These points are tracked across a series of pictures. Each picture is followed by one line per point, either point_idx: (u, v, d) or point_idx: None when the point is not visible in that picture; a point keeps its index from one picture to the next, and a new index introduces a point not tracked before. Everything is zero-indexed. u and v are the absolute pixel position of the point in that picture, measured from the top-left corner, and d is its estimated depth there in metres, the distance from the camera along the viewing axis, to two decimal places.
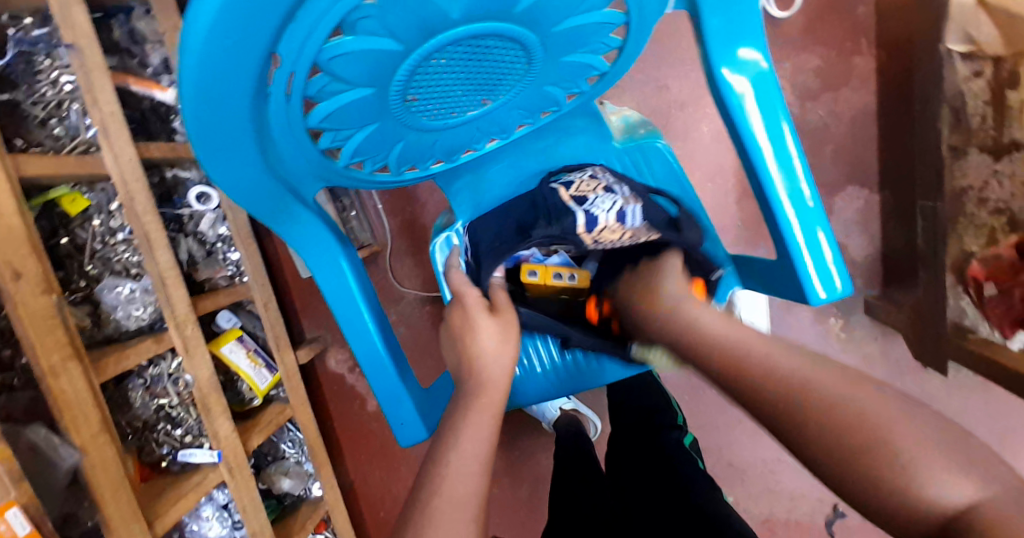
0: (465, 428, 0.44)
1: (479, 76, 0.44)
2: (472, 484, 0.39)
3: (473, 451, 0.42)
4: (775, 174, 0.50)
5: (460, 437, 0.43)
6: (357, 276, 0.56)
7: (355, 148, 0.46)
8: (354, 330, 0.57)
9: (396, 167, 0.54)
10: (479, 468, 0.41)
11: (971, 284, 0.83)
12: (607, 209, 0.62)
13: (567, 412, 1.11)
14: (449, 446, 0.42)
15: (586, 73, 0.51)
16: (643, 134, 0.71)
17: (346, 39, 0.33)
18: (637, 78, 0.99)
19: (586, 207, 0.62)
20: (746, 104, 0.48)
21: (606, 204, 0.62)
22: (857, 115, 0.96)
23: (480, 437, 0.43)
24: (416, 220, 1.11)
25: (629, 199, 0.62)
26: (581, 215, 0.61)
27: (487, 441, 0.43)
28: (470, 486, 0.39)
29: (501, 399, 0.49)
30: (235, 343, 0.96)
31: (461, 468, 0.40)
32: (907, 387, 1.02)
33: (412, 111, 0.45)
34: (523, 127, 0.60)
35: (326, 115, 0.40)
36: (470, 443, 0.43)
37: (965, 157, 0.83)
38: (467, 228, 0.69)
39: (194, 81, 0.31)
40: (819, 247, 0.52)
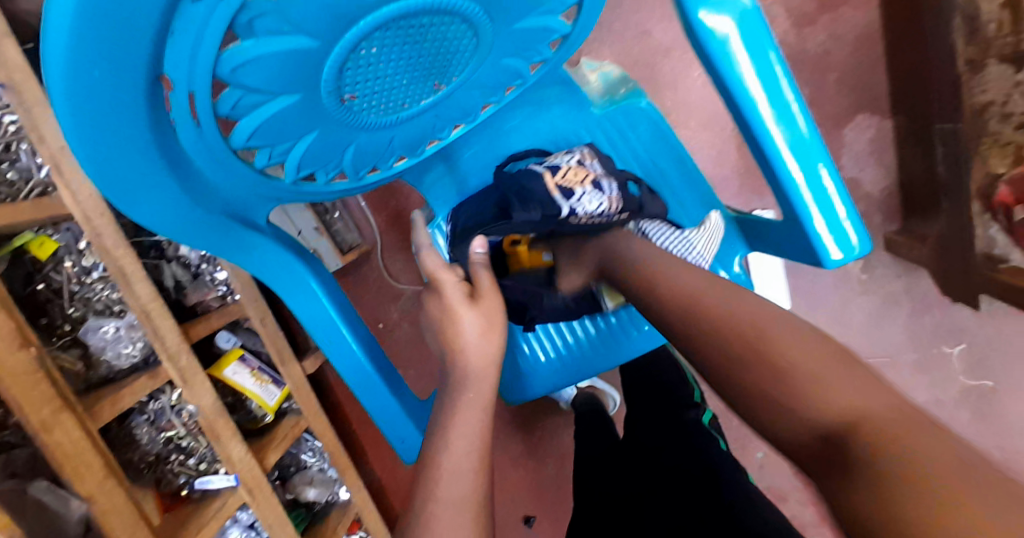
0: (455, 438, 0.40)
1: (422, 61, 0.38)
2: (470, 485, 0.37)
3: (463, 449, 0.39)
4: (774, 127, 0.45)
5: (449, 435, 0.40)
6: (332, 295, 0.53)
7: (299, 162, 0.41)
8: (337, 349, 0.54)
9: (354, 173, 0.49)
10: (472, 464, 0.38)
11: (1000, 209, 0.74)
12: (589, 210, 0.56)
13: (583, 390, 1.09)
14: (439, 446, 0.40)
15: (546, 38, 0.45)
16: (624, 95, 0.65)
17: (248, 43, 0.29)
18: (616, 27, 0.91)
19: (571, 202, 0.55)
20: (733, 49, 0.42)
21: (592, 203, 0.56)
22: (860, 35, 0.88)
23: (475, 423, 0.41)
24: (402, 212, 1.06)
25: (615, 201, 0.57)
26: (565, 210, 0.55)
27: (481, 434, 0.40)
28: (467, 489, 0.37)
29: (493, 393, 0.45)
30: (238, 363, 0.92)
31: (454, 468, 0.38)
32: (935, 321, 0.97)
33: (354, 110, 0.40)
34: (488, 107, 0.54)
35: (250, 133, 0.35)
36: (455, 434, 0.40)
37: (984, 70, 0.73)
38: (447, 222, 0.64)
39: (72, 114, 0.27)
40: (830, 204, 0.47)
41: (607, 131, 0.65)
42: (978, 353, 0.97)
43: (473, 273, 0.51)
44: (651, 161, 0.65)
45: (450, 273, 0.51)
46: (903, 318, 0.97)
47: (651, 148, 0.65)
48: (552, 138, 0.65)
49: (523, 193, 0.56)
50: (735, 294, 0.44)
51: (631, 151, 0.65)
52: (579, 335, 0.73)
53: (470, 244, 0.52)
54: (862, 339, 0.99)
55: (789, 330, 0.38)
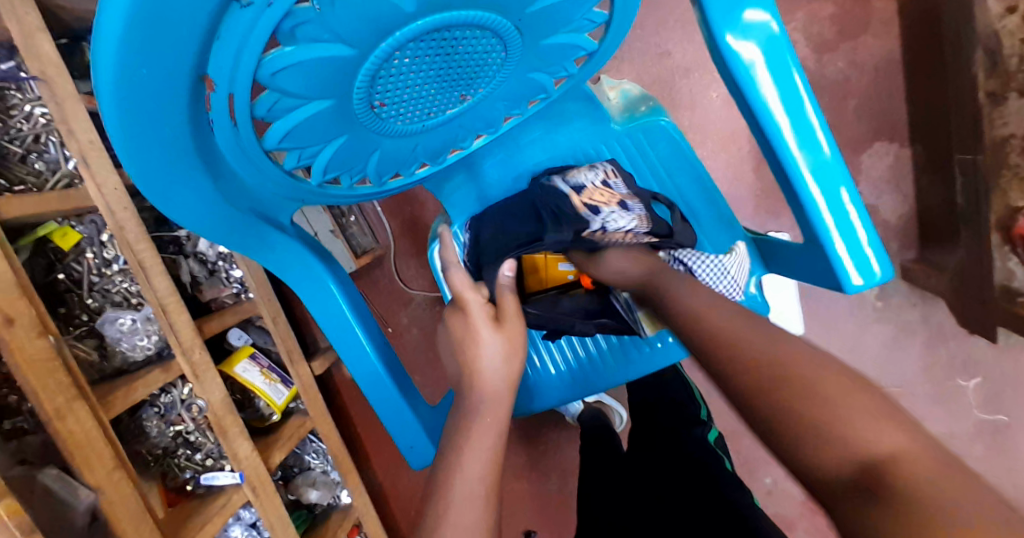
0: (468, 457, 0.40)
1: (451, 72, 0.40)
2: (479, 511, 0.38)
3: (477, 472, 0.39)
4: (796, 150, 0.45)
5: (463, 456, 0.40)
6: (349, 297, 0.53)
7: (326, 165, 0.42)
8: (350, 350, 0.54)
9: (377, 178, 0.50)
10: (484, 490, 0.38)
11: (1019, 243, 0.74)
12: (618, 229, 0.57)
13: (590, 404, 1.08)
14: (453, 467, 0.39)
15: (572, 55, 0.46)
16: (644, 112, 0.65)
17: (290, 50, 0.30)
18: (637, 46, 0.92)
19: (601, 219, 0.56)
20: (757, 72, 0.42)
21: (621, 221, 0.57)
22: (880, 63, 0.88)
23: (484, 448, 0.41)
24: (418, 219, 1.07)
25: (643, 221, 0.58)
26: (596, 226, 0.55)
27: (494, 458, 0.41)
28: (477, 515, 0.37)
29: (507, 410, 0.45)
30: (248, 361, 0.93)
31: (466, 493, 0.38)
32: (951, 352, 0.96)
33: (382, 117, 0.41)
34: (510, 119, 0.55)
35: (283, 135, 0.36)
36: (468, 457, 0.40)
37: (1005, 104, 0.73)
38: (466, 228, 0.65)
39: (119, 109, 0.29)
40: (851, 228, 0.47)
41: (626, 148, 0.65)
42: (993, 387, 0.95)
43: (499, 296, 0.50)
44: (669, 180, 0.65)
45: (476, 294, 0.49)
46: (917, 348, 0.96)
47: (669, 165, 0.65)
48: (572, 152, 0.65)
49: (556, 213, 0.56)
50: (752, 323, 0.44)
51: (650, 168, 0.65)
52: (589, 348, 0.73)
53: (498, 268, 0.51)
54: (875, 367, 0.97)
55: (807, 359, 0.37)
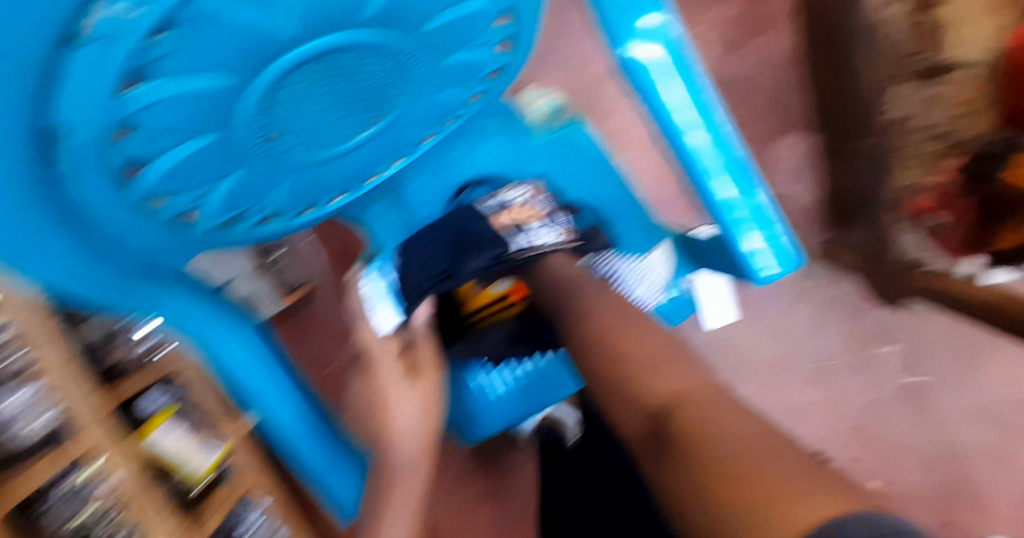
0: None
1: (353, 97, 0.37)
2: None
3: None
4: (702, 150, 0.47)
5: None
6: (256, 346, 0.53)
7: (221, 204, 0.38)
8: (264, 399, 0.54)
9: (286, 212, 0.46)
10: None
11: (920, 216, 0.81)
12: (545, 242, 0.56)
13: (545, 417, 1.07)
14: None
15: (482, 71, 0.44)
16: (564, 123, 0.65)
17: (154, 84, 0.26)
18: (557, 56, 0.93)
19: (526, 236, 0.56)
20: (659, 76, 0.45)
21: (546, 235, 0.57)
22: (782, 60, 0.93)
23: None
24: (350, 248, 1.02)
25: (568, 234, 0.58)
26: (516, 247, 0.55)
27: None
28: None
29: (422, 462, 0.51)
30: (168, 425, 0.83)
31: None
32: (870, 325, 1.01)
33: (280, 150, 0.37)
34: (430, 139, 0.53)
35: (160, 178, 0.32)
36: None
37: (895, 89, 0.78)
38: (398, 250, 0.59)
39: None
40: (767, 220, 0.49)
41: (551, 159, 0.65)
42: (913, 351, 1.01)
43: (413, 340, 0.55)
44: (596, 186, 0.66)
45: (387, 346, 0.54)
46: (840, 324, 1.02)
47: (589, 176, 0.66)
48: (491, 169, 0.64)
49: (467, 238, 0.55)
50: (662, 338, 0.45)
51: (569, 180, 0.65)
52: (534, 364, 0.72)
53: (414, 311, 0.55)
54: (803, 345, 1.03)
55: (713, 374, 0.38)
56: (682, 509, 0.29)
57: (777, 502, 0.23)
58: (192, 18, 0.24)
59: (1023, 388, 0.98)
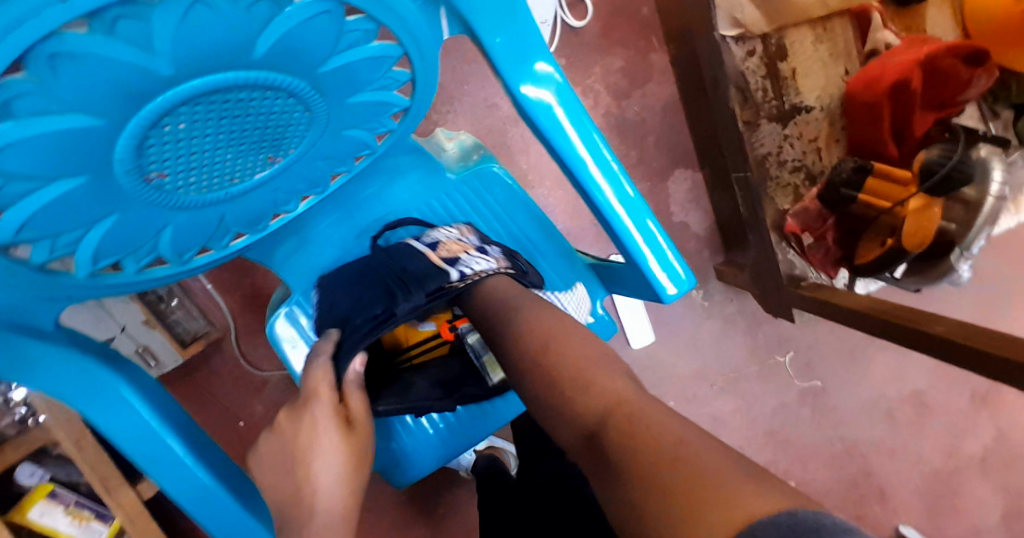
0: None
1: (244, 135, 0.37)
2: None
3: None
4: (602, 183, 0.50)
5: None
6: (151, 401, 0.45)
7: (96, 250, 0.36)
8: (164, 467, 0.46)
9: (177, 256, 0.44)
10: None
11: (792, 237, 0.88)
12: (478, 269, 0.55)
13: (483, 452, 1.06)
14: None
15: (385, 111, 0.45)
16: (477, 160, 0.66)
17: (10, 126, 0.24)
18: (465, 99, 0.97)
19: (459, 266, 0.54)
20: (558, 116, 0.47)
21: (479, 263, 0.56)
22: (667, 104, 1.04)
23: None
24: (261, 292, 0.97)
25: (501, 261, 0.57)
26: (455, 274, 0.54)
27: None
28: None
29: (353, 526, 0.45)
30: (48, 501, 0.74)
31: None
32: (768, 337, 1.12)
33: (165, 191, 0.36)
34: (337, 177, 0.53)
35: (19, 225, 0.29)
36: None
37: (758, 129, 0.88)
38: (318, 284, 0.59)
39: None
40: (659, 246, 0.53)
41: (466, 197, 0.65)
42: (805, 358, 1.12)
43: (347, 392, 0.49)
44: (512, 224, 0.66)
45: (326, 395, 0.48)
46: (743, 337, 1.11)
47: (508, 210, 0.66)
48: (410, 205, 0.63)
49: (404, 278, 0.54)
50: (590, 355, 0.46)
51: (490, 214, 0.65)
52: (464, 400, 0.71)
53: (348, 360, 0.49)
54: (713, 360, 1.11)
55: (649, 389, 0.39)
56: (643, 530, 0.29)
57: (736, 505, 0.25)
58: (52, 57, 0.23)
59: (901, 384, 1.11)
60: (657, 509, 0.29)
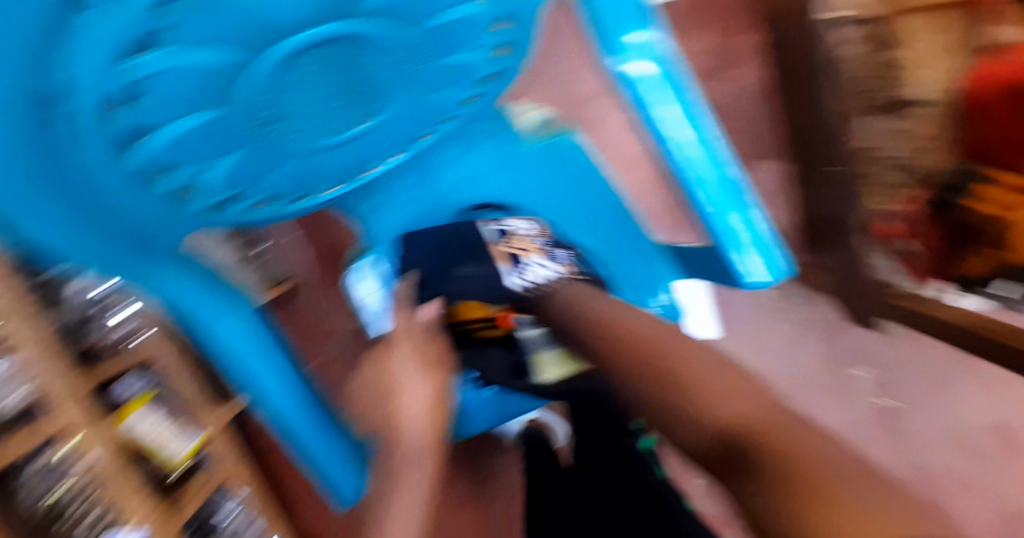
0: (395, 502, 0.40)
1: (351, 89, 0.39)
2: None
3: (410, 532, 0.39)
4: (689, 158, 0.57)
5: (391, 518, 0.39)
6: (253, 332, 0.55)
7: (221, 186, 0.40)
8: (265, 388, 0.56)
9: (282, 199, 0.48)
10: None
11: (880, 237, 0.86)
12: (536, 274, 0.60)
13: (528, 423, 1.09)
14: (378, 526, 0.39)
15: (476, 71, 0.47)
16: (553, 132, 0.64)
17: (164, 52, 0.28)
18: (543, 76, 0.98)
19: (517, 269, 0.61)
20: (648, 89, 0.56)
21: (537, 268, 0.61)
22: (754, 92, 0.99)
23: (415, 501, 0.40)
24: (336, 246, 1.04)
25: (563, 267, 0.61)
26: (513, 278, 0.61)
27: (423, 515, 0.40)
28: None
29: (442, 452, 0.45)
30: (143, 411, 0.82)
31: None
32: (841, 346, 1.05)
33: (279, 134, 0.39)
34: (425, 138, 0.55)
35: (162, 147, 0.34)
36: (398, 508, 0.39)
37: (865, 123, 0.81)
38: (399, 238, 0.66)
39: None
40: (739, 232, 0.58)
41: (541, 168, 0.64)
42: (887, 374, 1.02)
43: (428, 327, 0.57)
44: (585, 199, 0.65)
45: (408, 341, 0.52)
46: (812, 344, 1.06)
47: (586, 186, 0.65)
48: (487, 174, 0.64)
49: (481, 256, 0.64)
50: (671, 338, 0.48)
51: (563, 188, 0.65)
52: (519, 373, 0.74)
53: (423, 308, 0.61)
54: (776, 364, 1.06)
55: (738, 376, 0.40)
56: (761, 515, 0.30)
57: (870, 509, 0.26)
58: None
59: (996, 415, 0.95)
60: (774, 498, 0.30)
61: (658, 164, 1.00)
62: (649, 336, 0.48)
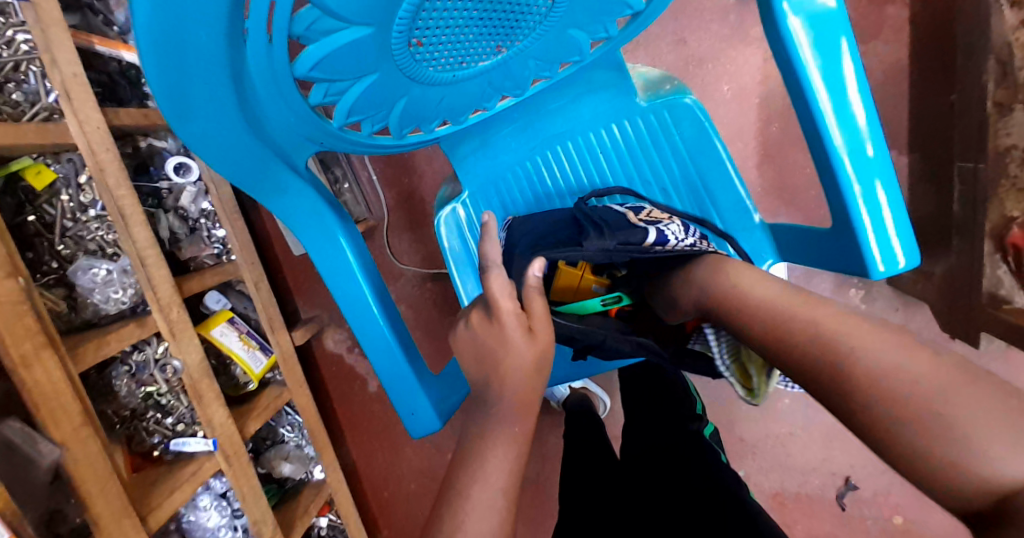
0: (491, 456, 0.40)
1: (494, 17, 0.38)
2: (493, 524, 0.38)
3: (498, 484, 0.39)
4: (837, 135, 0.41)
5: None
6: (358, 253, 0.51)
7: (352, 104, 0.40)
8: (356, 310, 0.51)
9: (398, 129, 0.48)
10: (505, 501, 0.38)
11: (1011, 251, 0.77)
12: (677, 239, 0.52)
13: (577, 390, 1.08)
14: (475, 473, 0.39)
15: (617, 13, 0.44)
16: (668, 91, 0.60)
17: None
18: (653, 32, 0.91)
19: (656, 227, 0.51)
20: (805, 46, 0.39)
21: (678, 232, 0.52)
22: (888, 70, 0.89)
23: (504, 461, 0.41)
24: (414, 193, 1.04)
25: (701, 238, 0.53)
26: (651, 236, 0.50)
27: None
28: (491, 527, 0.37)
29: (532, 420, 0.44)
30: (226, 325, 0.88)
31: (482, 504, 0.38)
32: None
33: (417, 58, 0.39)
34: (538, 82, 0.53)
35: (317, 62, 0.33)
36: None
37: (1011, 114, 0.75)
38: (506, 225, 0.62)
39: (149, 21, 0.25)
40: (884, 223, 0.43)
41: (650, 127, 0.61)
42: None
43: (527, 298, 0.45)
44: (692, 165, 0.61)
45: (511, 302, 0.45)
46: None
47: (693, 149, 0.61)
48: (592, 125, 0.61)
49: (600, 224, 0.52)
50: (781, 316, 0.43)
51: (671, 150, 0.61)
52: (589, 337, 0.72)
53: (527, 268, 0.45)
54: None
55: None
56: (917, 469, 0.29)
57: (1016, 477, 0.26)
58: None
59: None
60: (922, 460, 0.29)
61: (766, 137, 0.92)
62: (773, 318, 0.42)
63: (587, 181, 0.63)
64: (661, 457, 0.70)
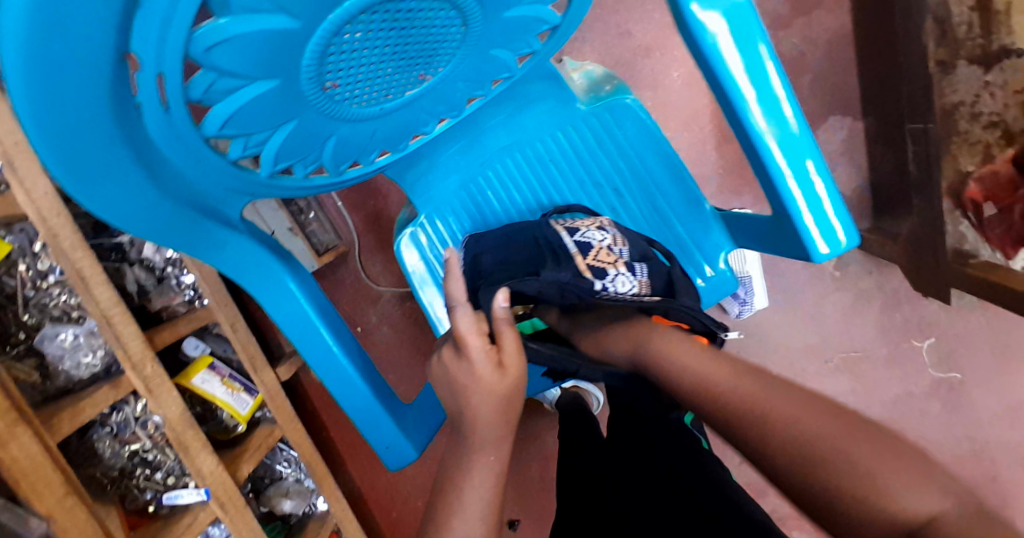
0: (467, 488, 0.40)
1: (407, 50, 0.37)
2: None
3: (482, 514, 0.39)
4: (763, 124, 0.41)
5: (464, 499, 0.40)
6: (311, 297, 0.50)
7: (276, 152, 0.39)
8: (316, 352, 0.50)
9: (333, 167, 0.47)
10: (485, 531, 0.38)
11: (970, 206, 0.78)
12: (622, 289, 0.53)
13: (567, 390, 1.08)
14: (454, 508, 0.40)
15: (535, 29, 0.44)
16: (609, 92, 0.60)
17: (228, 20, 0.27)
18: (596, 26, 0.91)
19: (604, 280, 0.52)
20: (720, 41, 0.39)
21: (624, 284, 0.53)
22: (833, 38, 0.89)
23: (483, 489, 0.41)
24: (381, 213, 1.03)
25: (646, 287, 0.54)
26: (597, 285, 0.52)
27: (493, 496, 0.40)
28: None
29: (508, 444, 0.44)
30: (208, 371, 0.86)
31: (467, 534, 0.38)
32: (907, 318, 0.98)
33: (335, 99, 0.38)
34: (473, 101, 0.52)
35: (226, 119, 0.33)
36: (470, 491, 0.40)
37: (954, 71, 0.76)
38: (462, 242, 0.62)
39: (31, 111, 0.26)
40: (820, 203, 0.43)
41: (594, 130, 0.60)
42: (946, 347, 0.98)
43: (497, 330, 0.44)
44: (640, 163, 0.61)
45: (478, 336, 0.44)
46: (875, 314, 0.98)
47: (637, 147, 0.61)
48: (537, 135, 0.61)
49: (556, 256, 0.54)
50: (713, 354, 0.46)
51: (617, 150, 0.61)
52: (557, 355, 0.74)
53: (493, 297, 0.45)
54: (837, 335, 0.99)
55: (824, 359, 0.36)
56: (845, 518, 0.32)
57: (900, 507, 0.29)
58: None
59: None
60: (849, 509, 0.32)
61: (721, 118, 0.92)
62: None
63: (540, 190, 0.63)
64: (644, 448, 0.70)
